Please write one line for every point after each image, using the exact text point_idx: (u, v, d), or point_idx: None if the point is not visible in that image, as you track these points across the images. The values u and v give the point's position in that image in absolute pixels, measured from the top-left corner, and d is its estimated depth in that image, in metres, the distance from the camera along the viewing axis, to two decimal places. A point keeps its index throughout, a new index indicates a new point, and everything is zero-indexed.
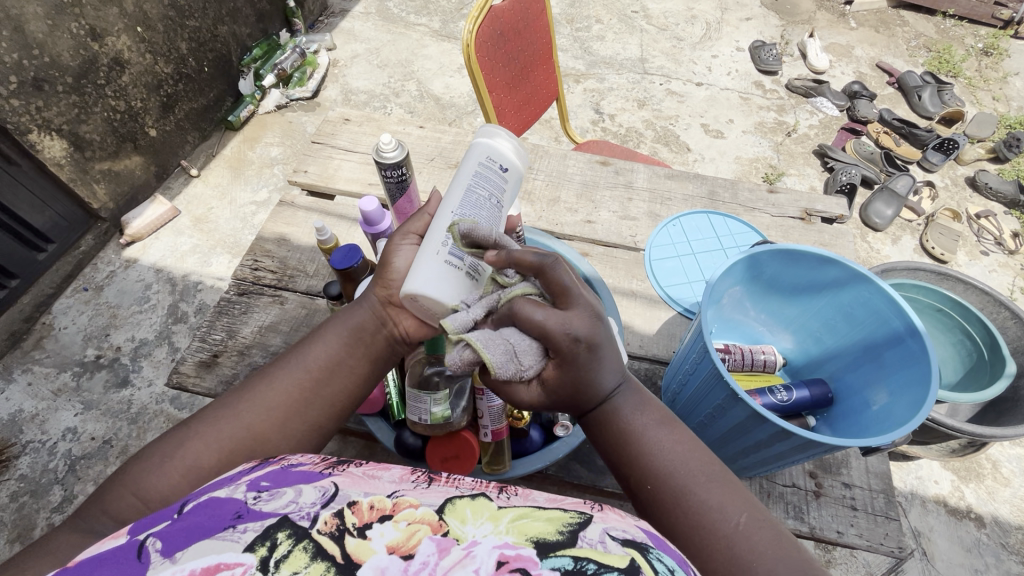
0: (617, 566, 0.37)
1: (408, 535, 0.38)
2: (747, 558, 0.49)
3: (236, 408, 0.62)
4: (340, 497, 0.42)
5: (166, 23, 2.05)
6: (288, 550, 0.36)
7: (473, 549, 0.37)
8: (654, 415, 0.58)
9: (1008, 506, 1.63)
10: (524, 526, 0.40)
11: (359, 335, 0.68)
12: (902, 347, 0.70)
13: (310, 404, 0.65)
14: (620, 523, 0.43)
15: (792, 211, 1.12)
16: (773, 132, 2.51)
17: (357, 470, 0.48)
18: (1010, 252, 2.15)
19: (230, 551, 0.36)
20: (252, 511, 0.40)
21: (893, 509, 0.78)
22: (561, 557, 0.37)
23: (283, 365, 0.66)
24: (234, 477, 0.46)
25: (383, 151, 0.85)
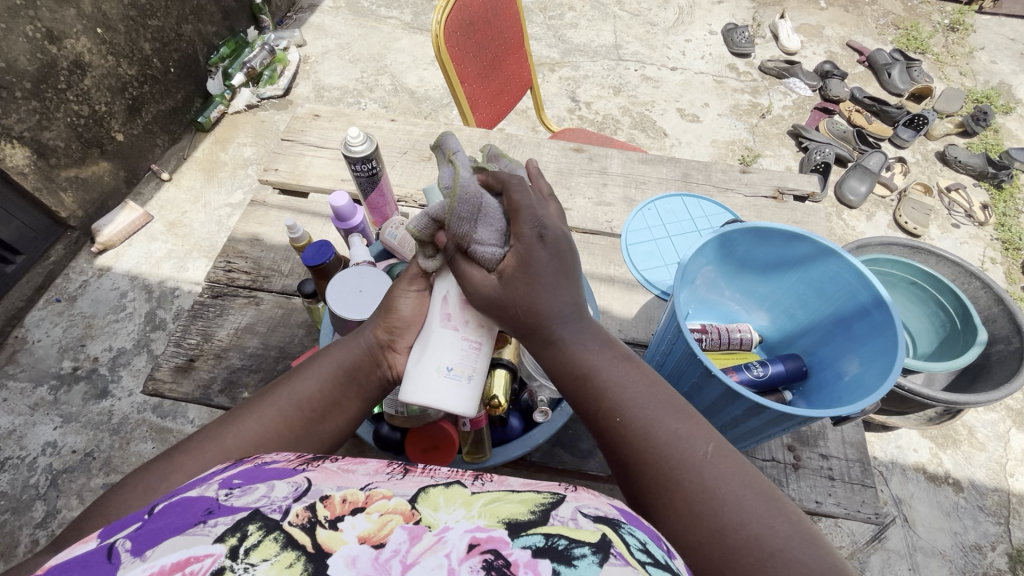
0: (587, 540, 0.38)
1: (380, 525, 0.38)
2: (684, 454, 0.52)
3: (224, 440, 0.59)
4: (313, 491, 0.42)
5: (127, 23, 2.00)
6: (258, 540, 0.36)
7: (444, 535, 0.37)
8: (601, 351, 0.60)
9: (983, 470, 1.68)
10: (496, 510, 0.41)
11: (355, 374, 0.67)
12: (869, 318, 0.71)
13: (304, 440, 0.63)
14: (592, 501, 0.43)
15: (764, 190, 1.13)
16: (748, 115, 2.53)
17: (332, 464, 0.48)
18: (980, 224, 2.21)
19: (201, 544, 0.36)
20: (222, 506, 0.39)
21: (869, 477, 0.80)
22: (533, 536, 0.38)
23: (272, 399, 0.64)
24: (207, 477, 0.46)
25: (350, 145, 0.84)
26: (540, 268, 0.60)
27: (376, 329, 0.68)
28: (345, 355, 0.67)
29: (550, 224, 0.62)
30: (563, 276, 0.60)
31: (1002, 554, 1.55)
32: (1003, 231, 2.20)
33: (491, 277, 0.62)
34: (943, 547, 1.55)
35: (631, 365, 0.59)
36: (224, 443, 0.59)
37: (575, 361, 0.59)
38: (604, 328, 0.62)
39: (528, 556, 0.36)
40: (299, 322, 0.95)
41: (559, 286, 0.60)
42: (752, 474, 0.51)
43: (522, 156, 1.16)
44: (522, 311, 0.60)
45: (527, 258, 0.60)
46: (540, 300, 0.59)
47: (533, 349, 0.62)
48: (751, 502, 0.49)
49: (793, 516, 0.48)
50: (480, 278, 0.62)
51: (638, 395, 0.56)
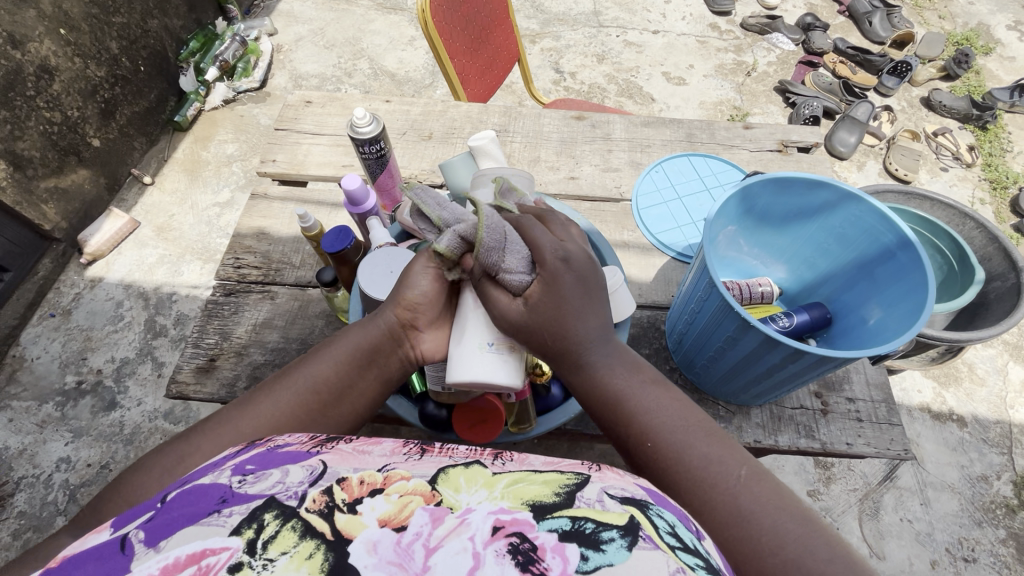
0: (615, 523, 0.38)
1: (400, 507, 0.39)
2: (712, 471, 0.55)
3: (241, 424, 0.61)
4: (328, 474, 0.42)
5: (90, 21, 1.91)
6: (276, 530, 0.36)
7: (467, 517, 0.38)
8: (642, 377, 0.61)
9: (984, 404, 1.74)
10: (519, 491, 0.41)
11: (372, 355, 0.67)
12: (893, 261, 0.72)
13: (318, 423, 0.64)
14: (618, 481, 0.44)
15: (768, 144, 1.13)
16: (733, 74, 2.51)
17: (346, 446, 0.48)
18: (967, 166, 2.24)
19: (216, 536, 0.36)
20: (236, 494, 0.40)
21: (895, 415, 0.82)
22: (558, 519, 0.38)
23: (288, 382, 0.65)
24: (219, 462, 0.46)
25: (357, 126, 0.82)
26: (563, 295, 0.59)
27: (394, 309, 0.66)
28: (362, 338, 0.67)
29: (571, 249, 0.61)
30: (588, 302, 0.60)
31: (1007, 482, 1.61)
32: (991, 171, 2.23)
33: (516, 305, 0.60)
34: (952, 480, 1.61)
35: (663, 393, 0.61)
36: (240, 428, 0.61)
37: (602, 392, 0.60)
38: (631, 351, 0.64)
39: (554, 540, 0.36)
40: (317, 313, 0.94)
41: (586, 313, 0.60)
42: (780, 490, 0.54)
43: (524, 128, 1.14)
44: (550, 335, 0.60)
45: (553, 289, 0.59)
46: (571, 326, 0.59)
47: (563, 374, 0.63)
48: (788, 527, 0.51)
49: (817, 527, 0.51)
50: (505, 306, 0.60)
51: (669, 420, 0.58)
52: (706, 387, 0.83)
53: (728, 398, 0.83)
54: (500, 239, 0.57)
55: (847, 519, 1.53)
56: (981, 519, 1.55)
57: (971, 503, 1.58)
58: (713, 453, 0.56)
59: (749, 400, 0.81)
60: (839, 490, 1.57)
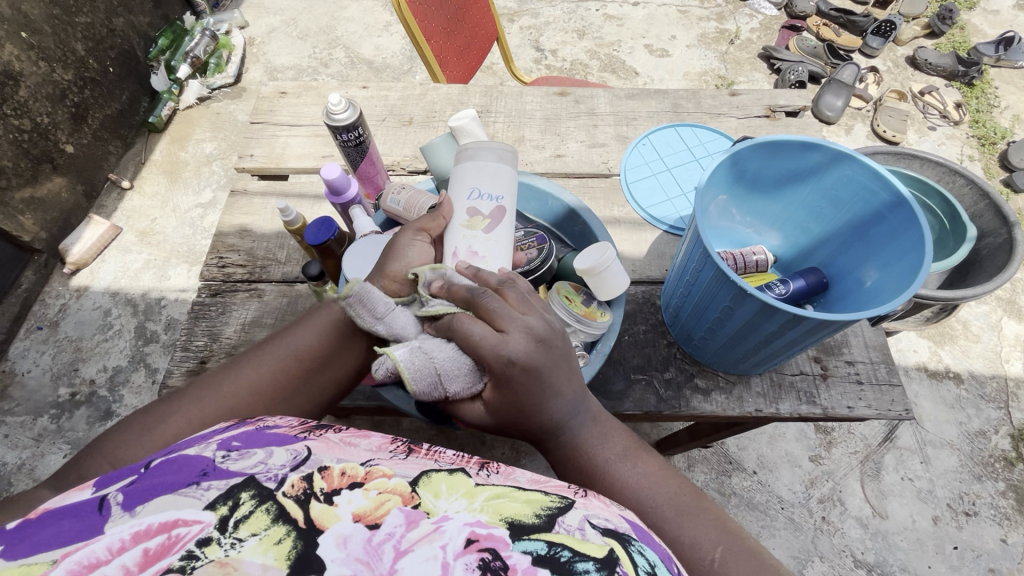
0: (593, 554, 0.37)
1: (376, 504, 0.38)
2: (687, 542, 0.53)
3: (221, 388, 0.60)
4: (311, 461, 0.41)
5: (52, 23, 1.85)
6: (250, 510, 0.35)
7: (442, 524, 0.36)
8: (618, 448, 0.61)
9: (980, 360, 1.75)
10: (499, 506, 0.40)
11: (358, 325, 0.66)
12: (887, 222, 0.71)
13: (301, 390, 0.63)
14: (602, 511, 0.43)
15: (756, 110, 1.11)
16: (716, 42, 2.47)
17: (334, 436, 0.47)
18: (955, 123, 2.22)
19: (190, 508, 0.35)
20: (218, 468, 0.39)
21: (895, 376, 0.82)
22: (535, 542, 0.37)
23: (271, 347, 0.64)
24: (208, 436, 0.45)
25: (333, 113, 0.79)
26: (553, 329, 0.58)
27: (382, 279, 0.65)
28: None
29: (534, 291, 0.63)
30: (559, 376, 0.58)
31: (1005, 436, 1.63)
32: (978, 127, 2.22)
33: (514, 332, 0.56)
34: (951, 437, 1.63)
35: (616, 431, 0.62)
36: (220, 391, 0.59)
37: (561, 415, 0.61)
38: (610, 419, 0.63)
39: (527, 562, 0.35)
40: (306, 308, 0.92)
41: (557, 391, 0.58)
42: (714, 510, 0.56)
43: (506, 108, 1.11)
44: (524, 423, 0.59)
45: (524, 374, 0.55)
46: (547, 409, 0.58)
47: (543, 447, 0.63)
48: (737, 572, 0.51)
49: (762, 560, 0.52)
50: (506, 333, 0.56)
51: (625, 463, 0.59)
52: (706, 359, 0.82)
53: (726, 368, 0.82)
54: (432, 375, 0.54)
55: (849, 481, 1.55)
56: (980, 474, 1.57)
57: (970, 458, 1.60)
58: (692, 530, 0.54)
59: (748, 369, 0.80)
60: (840, 454, 1.59)
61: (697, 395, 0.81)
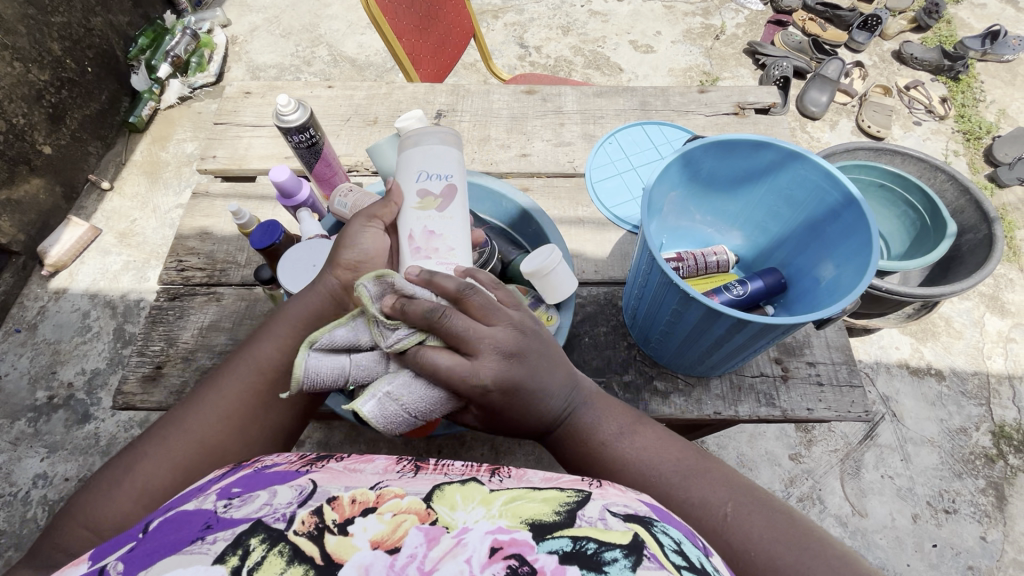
0: (617, 542, 0.36)
1: (393, 527, 0.37)
2: (695, 503, 0.57)
3: (190, 421, 0.61)
4: (319, 494, 0.40)
5: (27, 23, 1.84)
6: (262, 556, 0.34)
7: (463, 537, 0.36)
8: (619, 425, 0.64)
9: (962, 356, 1.74)
10: (518, 509, 0.39)
11: (316, 324, 0.65)
12: (840, 220, 0.70)
13: (273, 404, 0.64)
14: (620, 498, 0.43)
15: (725, 108, 1.10)
16: (701, 38, 2.45)
17: (338, 465, 0.46)
18: (940, 118, 2.21)
19: (199, 564, 0.33)
20: (221, 519, 0.38)
21: (857, 377, 0.81)
22: (558, 539, 0.36)
23: (232, 369, 0.64)
24: (204, 487, 0.44)
25: (282, 114, 0.78)
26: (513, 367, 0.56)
27: (334, 271, 0.65)
28: (302, 309, 0.65)
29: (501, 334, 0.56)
30: (542, 369, 0.59)
31: (986, 433, 1.63)
32: (963, 122, 2.20)
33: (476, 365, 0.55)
34: (931, 434, 1.62)
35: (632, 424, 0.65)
36: (189, 423, 0.61)
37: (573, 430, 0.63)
38: (611, 400, 0.67)
39: (554, 562, 0.34)
40: (264, 312, 0.91)
41: (549, 372, 0.60)
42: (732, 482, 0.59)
43: (472, 107, 1.10)
44: (507, 401, 0.57)
45: (500, 369, 0.55)
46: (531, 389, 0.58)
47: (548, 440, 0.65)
48: (774, 548, 0.52)
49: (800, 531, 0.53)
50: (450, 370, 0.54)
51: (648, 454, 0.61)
52: (665, 362, 0.81)
53: (686, 370, 0.81)
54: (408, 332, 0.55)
55: (829, 480, 1.54)
56: (961, 471, 1.57)
57: (951, 455, 1.59)
58: (704, 493, 0.57)
59: (708, 371, 0.79)
60: (820, 452, 1.58)
61: (657, 398, 0.80)
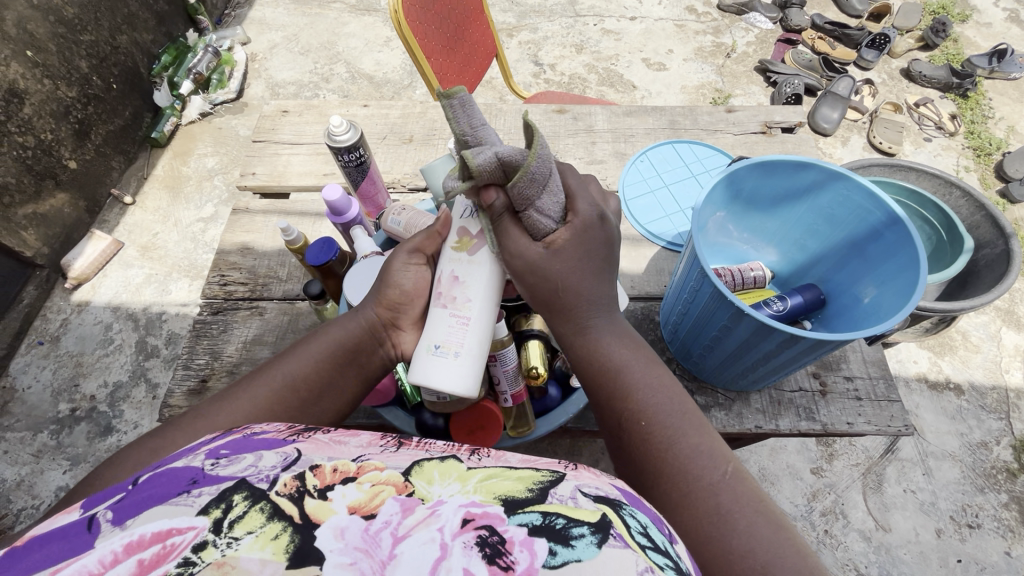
0: (587, 519, 0.37)
1: (371, 496, 0.37)
2: (693, 458, 0.54)
3: (217, 417, 0.58)
4: (302, 460, 0.41)
5: (57, 41, 1.88)
6: (243, 511, 0.35)
7: (438, 509, 0.36)
8: (642, 356, 0.61)
9: (980, 370, 1.75)
10: (492, 486, 0.40)
11: (355, 354, 0.66)
12: (881, 239, 0.72)
13: (300, 420, 0.62)
14: (593, 480, 0.43)
15: (752, 126, 1.12)
16: (713, 56, 2.50)
17: (323, 436, 0.46)
18: (950, 135, 2.24)
19: (183, 515, 0.34)
20: (207, 475, 0.38)
21: (894, 392, 0.82)
22: (529, 514, 0.37)
23: (265, 377, 0.63)
24: (194, 447, 0.44)
25: (334, 134, 0.80)
26: (585, 255, 0.61)
27: (377, 306, 0.68)
28: (344, 335, 0.67)
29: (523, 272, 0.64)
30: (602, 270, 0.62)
31: (1006, 447, 1.63)
32: (973, 138, 2.24)
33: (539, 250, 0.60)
34: (952, 448, 1.62)
35: (646, 364, 0.61)
36: (216, 420, 0.58)
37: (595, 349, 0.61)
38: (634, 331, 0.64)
39: (523, 534, 0.35)
40: (308, 326, 0.92)
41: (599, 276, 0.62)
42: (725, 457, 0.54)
43: (505, 125, 1.12)
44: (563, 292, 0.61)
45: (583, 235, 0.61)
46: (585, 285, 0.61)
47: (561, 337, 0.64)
48: (760, 526, 0.49)
49: (783, 527, 0.49)
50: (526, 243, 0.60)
51: (663, 404, 0.58)
52: (706, 377, 0.82)
53: (726, 385, 0.82)
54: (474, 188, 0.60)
55: (851, 494, 1.54)
56: (983, 485, 1.57)
57: (973, 469, 1.59)
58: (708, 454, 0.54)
59: (748, 386, 0.80)
60: (842, 466, 1.58)
61: None
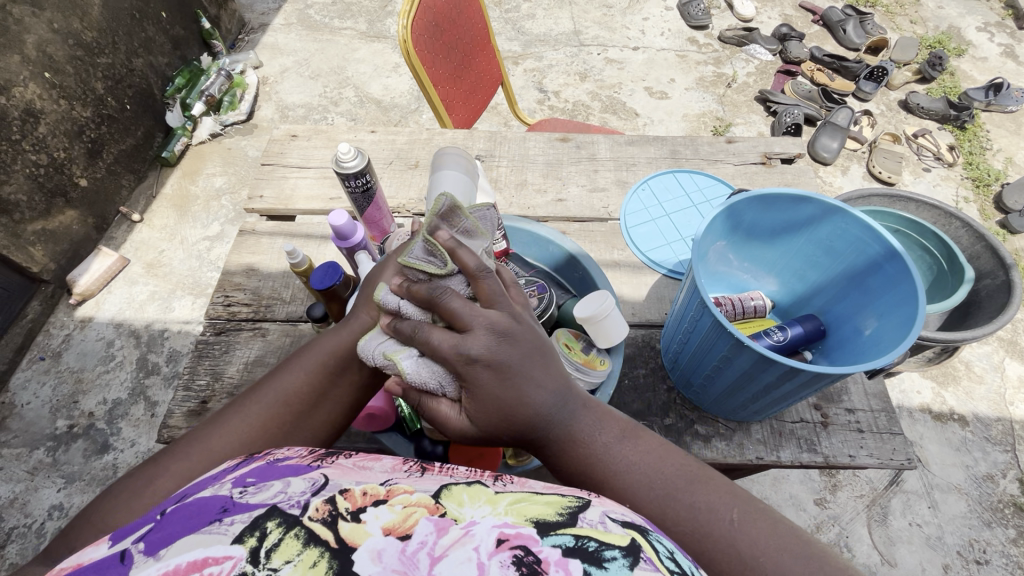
0: (618, 543, 0.37)
1: (404, 517, 0.37)
2: (704, 525, 0.52)
3: (210, 441, 0.59)
4: (331, 486, 0.41)
5: (75, 63, 1.94)
6: (279, 538, 0.35)
7: (472, 528, 0.36)
8: (614, 431, 0.58)
9: (985, 402, 1.74)
10: (523, 508, 0.39)
11: (348, 359, 0.66)
12: (881, 272, 0.73)
13: (297, 432, 0.63)
14: (618, 507, 0.43)
15: (752, 157, 1.14)
16: (714, 85, 2.55)
17: (347, 461, 0.46)
18: (949, 165, 2.27)
19: (218, 544, 0.34)
20: (238, 504, 0.38)
21: (896, 424, 0.82)
22: (561, 535, 0.37)
23: (260, 393, 0.64)
24: (220, 476, 0.44)
25: (342, 161, 0.82)
26: (507, 385, 0.50)
27: (368, 309, 0.67)
28: (337, 343, 0.66)
29: (477, 341, 0.49)
30: (541, 366, 0.53)
31: (1013, 481, 1.60)
32: (972, 169, 2.26)
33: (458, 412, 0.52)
34: (958, 481, 1.60)
35: (631, 437, 0.58)
36: (209, 444, 0.59)
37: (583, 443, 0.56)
38: (590, 398, 0.59)
39: (557, 554, 0.35)
40: None
41: (534, 378, 0.52)
42: (786, 534, 0.51)
43: (509, 152, 1.14)
44: (509, 429, 0.52)
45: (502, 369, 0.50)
46: (524, 407, 0.52)
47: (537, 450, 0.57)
48: (787, 562, 0.49)
49: (810, 558, 0.49)
50: (448, 415, 0.52)
51: (651, 472, 0.56)
52: (707, 406, 0.82)
53: (728, 416, 0.81)
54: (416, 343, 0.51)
55: (856, 527, 1.51)
56: (990, 520, 1.54)
57: (979, 503, 1.56)
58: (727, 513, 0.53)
59: (749, 416, 0.80)
60: (846, 498, 1.56)
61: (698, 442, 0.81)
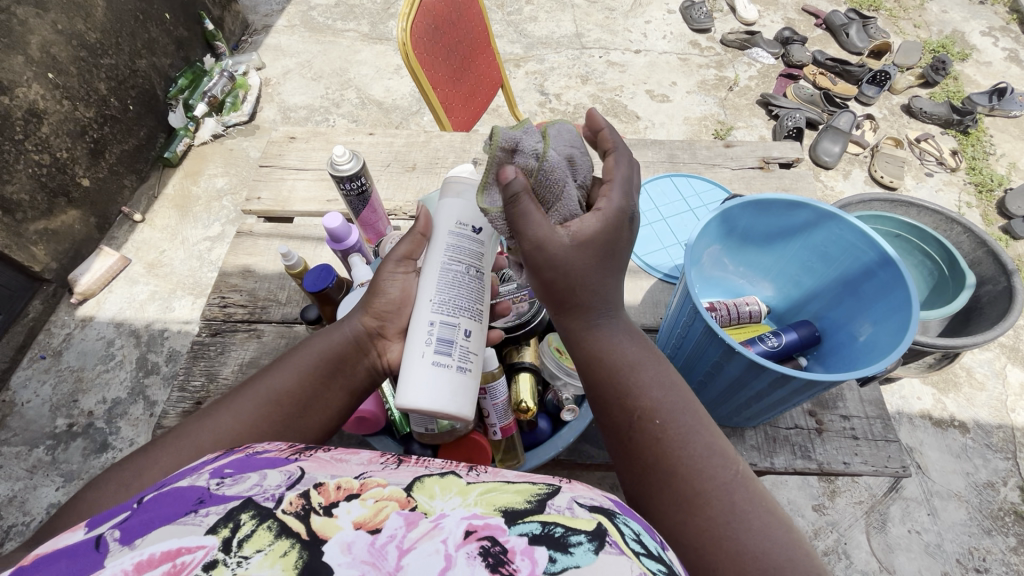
0: (585, 529, 0.37)
1: (375, 511, 0.37)
2: (697, 470, 0.54)
3: (201, 435, 0.58)
4: (307, 479, 0.40)
5: (78, 64, 1.95)
6: (251, 530, 0.34)
7: (440, 520, 0.36)
8: (649, 351, 0.62)
9: (985, 408, 1.73)
10: (492, 498, 0.39)
11: (341, 364, 0.67)
12: (875, 279, 0.72)
13: (289, 431, 0.62)
14: (587, 492, 0.43)
15: (750, 161, 1.14)
16: (716, 89, 2.55)
17: (325, 454, 0.46)
18: (952, 170, 2.26)
19: (192, 535, 0.34)
20: (214, 494, 0.38)
21: (891, 432, 0.81)
22: (529, 524, 0.36)
23: (252, 391, 0.63)
24: (199, 466, 0.44)
25: (337, 164, 0.82)
26: (603, 244, 0.60)
27: (363, 317, 0.68)
28: (328, 346, 0.67)
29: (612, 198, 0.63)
30: (612, 265, 0.62)
31: (1013, 488, 1.59)
32: (975, 174, 2.25)
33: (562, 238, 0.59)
34: (958, 488, 1.59)
35: (660, 365, 0.61)
36: (199, 440, 0.58)
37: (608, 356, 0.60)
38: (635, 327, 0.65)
39: (524, 543, 0.35)
40: None
41: (611, 277, 0.62)
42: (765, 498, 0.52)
43: None
44: (575, 287, 0.60)
45: (599, 227, 0.60)
46: (598, 277, 0.60)
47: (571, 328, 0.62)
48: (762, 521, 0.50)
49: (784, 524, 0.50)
50: (549, 235, 0.58)
51: (667, 404, 0.58)
52: None
53: (722, 421, 0.81)
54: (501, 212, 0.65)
55: (855, 533, 1.50)
56: (990, 528, 1.53)
57: (980, 510, 1.55)
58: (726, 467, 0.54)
59: (741, 422, 0.79)
60: (845, 504, 1.55)
61: None
